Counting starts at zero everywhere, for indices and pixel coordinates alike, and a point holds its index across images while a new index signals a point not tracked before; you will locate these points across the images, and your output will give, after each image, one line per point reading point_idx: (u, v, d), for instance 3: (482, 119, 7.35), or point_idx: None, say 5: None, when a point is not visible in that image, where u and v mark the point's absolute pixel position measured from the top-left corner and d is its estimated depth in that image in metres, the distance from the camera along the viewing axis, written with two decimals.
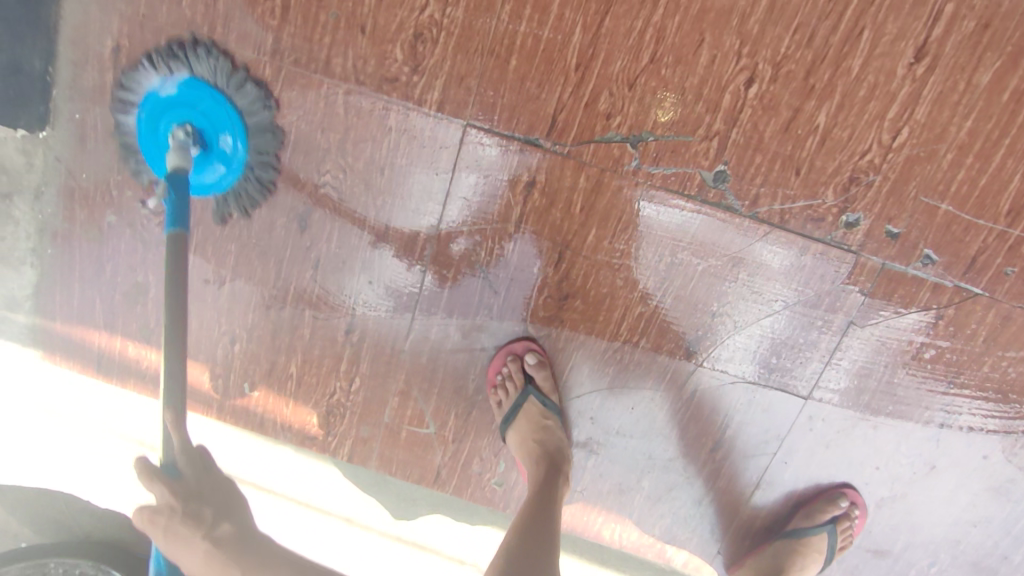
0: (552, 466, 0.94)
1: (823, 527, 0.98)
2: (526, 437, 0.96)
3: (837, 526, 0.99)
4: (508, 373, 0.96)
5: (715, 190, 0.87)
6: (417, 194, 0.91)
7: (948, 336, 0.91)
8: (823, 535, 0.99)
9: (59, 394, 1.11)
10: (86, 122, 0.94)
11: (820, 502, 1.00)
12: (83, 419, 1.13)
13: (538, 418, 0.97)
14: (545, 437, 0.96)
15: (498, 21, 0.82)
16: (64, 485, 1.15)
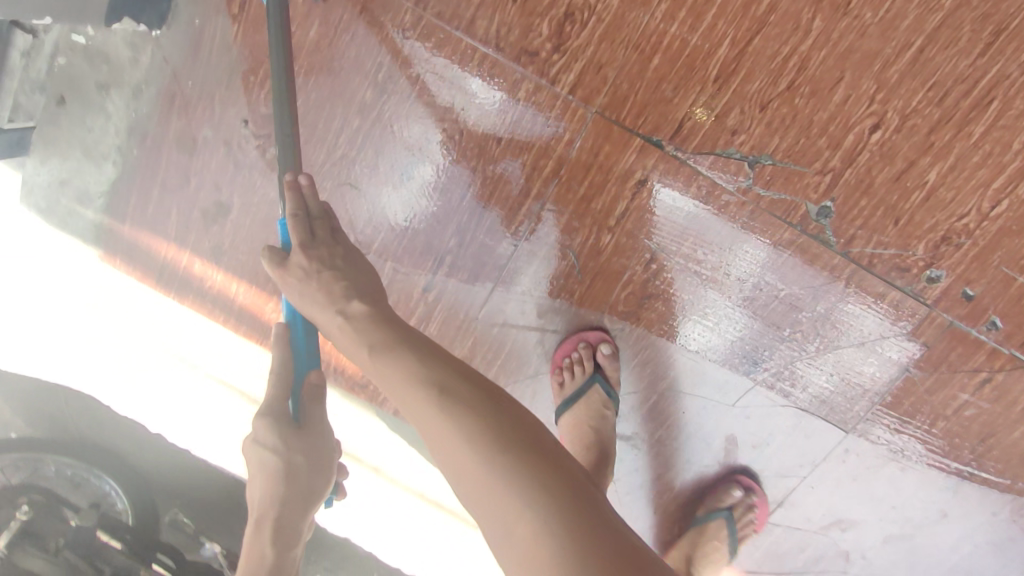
0: (602, 453, 1.00)
1: (721, 514, 1.05)
2: (582, 422, 1.01)
3: (735, 514, 1.05)
4: (578, 357, 1.00)
5: (816, 223, 0.90)
6: (528, 170, 0.93)
7: (990, 399, 0.97)
8: (722, 523, 1.06)
9: (111, 296, 1.12)
10: (204, 31, 0.91)
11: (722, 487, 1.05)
12: (127, 323, 1.14)
13: (598, 406, 1.02)
14: (601, 425, 1.01)
15: (650, 17, 0.83)
16: (92, 384, 1.16)
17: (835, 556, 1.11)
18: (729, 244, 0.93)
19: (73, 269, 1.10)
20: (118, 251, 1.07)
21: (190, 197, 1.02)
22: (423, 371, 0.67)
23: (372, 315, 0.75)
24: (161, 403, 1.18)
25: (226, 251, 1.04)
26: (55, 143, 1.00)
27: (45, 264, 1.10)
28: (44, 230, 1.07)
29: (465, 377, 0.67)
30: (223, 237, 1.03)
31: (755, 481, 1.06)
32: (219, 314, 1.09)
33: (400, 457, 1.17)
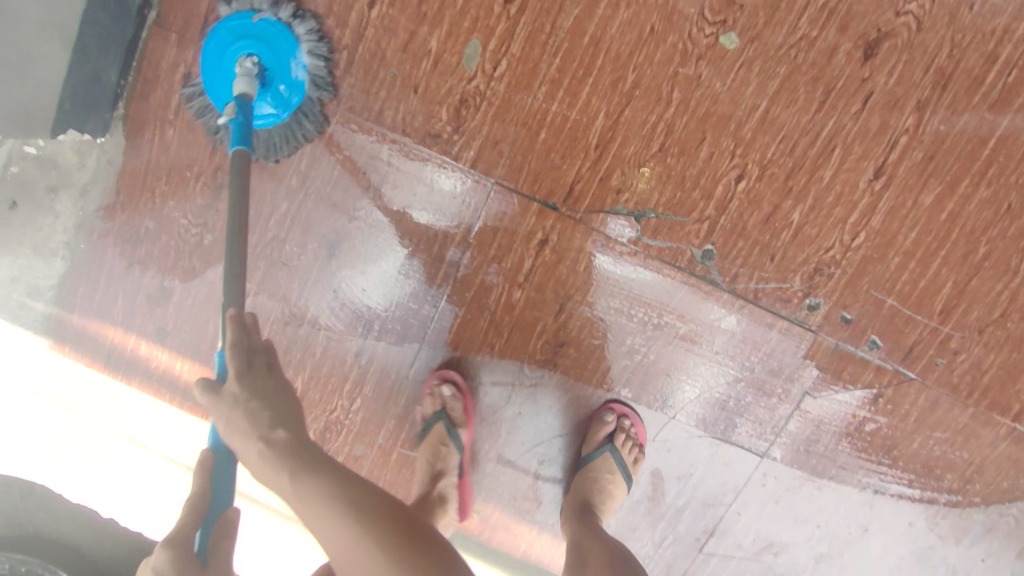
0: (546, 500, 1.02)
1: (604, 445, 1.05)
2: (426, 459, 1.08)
3: (617, 443, 1.05)
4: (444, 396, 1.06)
5: (702, 265, 1.00)
6: (440, 237, 1.02)
7: (886, 413, 1.04)
8: (607, 454, 1.05)
9: (61, 383, 1.16)
10: (144, 136, 1.02)
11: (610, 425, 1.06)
12: (75, 410, 1.17)
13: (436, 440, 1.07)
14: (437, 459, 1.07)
15: (533, 98, 0.95)
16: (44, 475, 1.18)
17: None
18: (628, 281, 1.02)
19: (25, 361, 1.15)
20: (68, 339, 1.13)
21: (135, 284, 1.09)
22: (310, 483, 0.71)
23: (297, 449, 0.72)
24: (114, 487, 1.20)
25: (170, 331, 1.11)
26: (6, 242, 1.07)
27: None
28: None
29: (386, 515, 0.73)
30: (166, 319, 1.11)
31: (629, 407, 1.07)
32: (165, 394, 1.15)
33: None
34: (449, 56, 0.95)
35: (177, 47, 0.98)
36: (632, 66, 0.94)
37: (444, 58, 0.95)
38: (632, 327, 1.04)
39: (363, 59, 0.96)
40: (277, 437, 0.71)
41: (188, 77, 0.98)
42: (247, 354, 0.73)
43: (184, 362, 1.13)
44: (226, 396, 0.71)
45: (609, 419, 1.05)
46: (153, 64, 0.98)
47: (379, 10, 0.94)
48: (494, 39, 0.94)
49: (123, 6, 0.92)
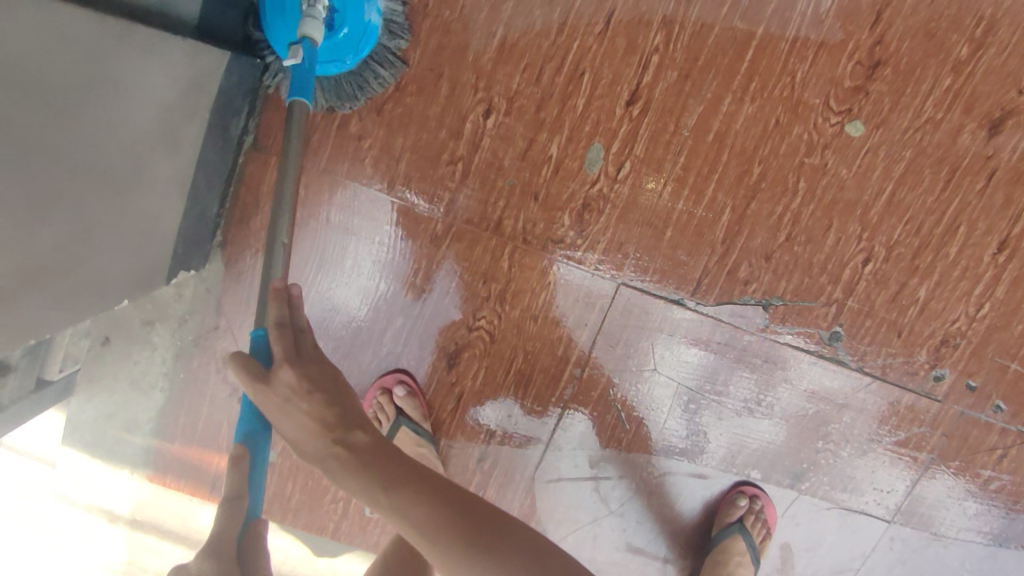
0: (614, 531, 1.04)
1: (732, 527, 1.03)
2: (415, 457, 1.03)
3: (746, 524, 1.03)
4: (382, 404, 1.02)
5: (830, 346, 1.00)
6: (566, 339, 0.99)
7: (1010, 471, 1.06)
8: (737, 537, 1.03)
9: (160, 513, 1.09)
10: (246, 262, 0.97)
11: (729, 503, 1.05)
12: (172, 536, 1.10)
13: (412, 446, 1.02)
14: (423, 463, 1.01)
15: (659, 198, 0.93)
16: None
17: None
18: (714, 357, 1.01)
19: (121, 499, 1.08)
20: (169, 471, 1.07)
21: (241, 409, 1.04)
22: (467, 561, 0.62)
23: (360, 455, 0.67)
24: None
25: (280, 452, 1.08)
26: (104, 378, 1.03)
27: (92, 498, 1.08)
28: (91, 464, 1.06)
29: (454, 503, 0.67)
30: (274, 441, 1.08)
31: (759, 488, 1.06)
32: (276, 514, 1.09)
33: None
34: (571, 161, 0.92)
35: None
36: (758, 159, 0.92)
37: (565, 163, 0.92)
38: (699, 407, 1.03)
39: (479, 169, 0.92)
40: (354, 438, 0.68)
41: None
42: (344, 420, 0.68)
43: (296, 481, 1.09)
44: (277, 387, 0.64)
45: (739, 504, 1.04)
46: (255, 191, 0.94)
47: (495, 119, 0.90)
48: (617, 142, 0.91)
49: (228, 139, 0.87)
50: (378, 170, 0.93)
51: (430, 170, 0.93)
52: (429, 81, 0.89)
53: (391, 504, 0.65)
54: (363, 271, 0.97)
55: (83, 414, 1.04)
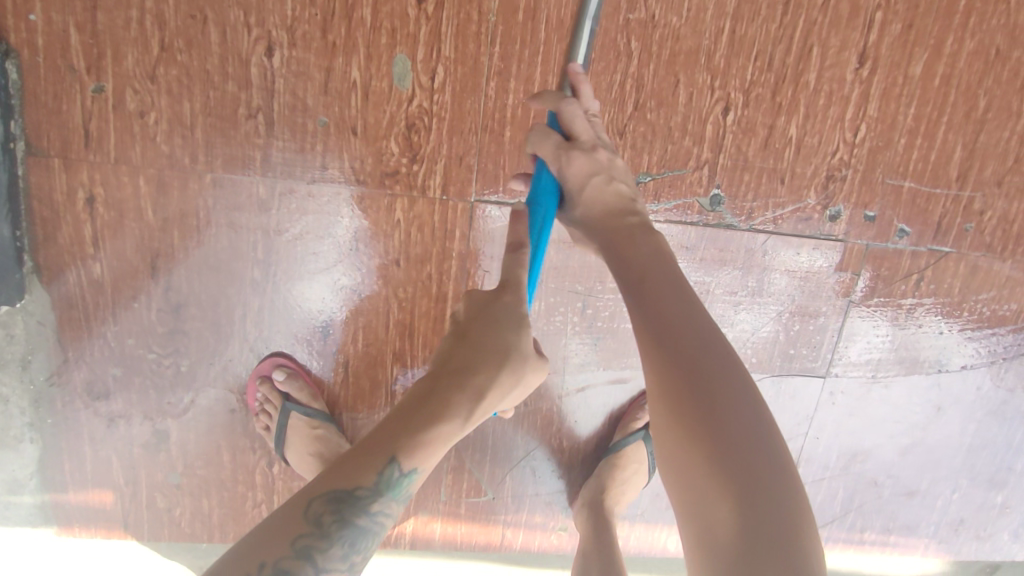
0: None
1: (636, 435, 1.02)
2: (304, 454, 0.96)
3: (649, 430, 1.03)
4: (265, 396, 0.95)
5: (713, 212, 0.93)
6: (437, 276, 0.92)
7: (931, 293, 1.01)
8: (640, 443, 1.02)
9: (87, 558, 1.04)
10: (69, 282, 0.88)
11: (631, 412, 1.03)
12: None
13: (307, 431, 0.95)
14: (323, 449, 0.95)
15: (485, 98, 0.84)
16: None
17: (865, 486, 1.14)
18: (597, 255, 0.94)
19: (39, 557, 1.02)
20: (73, 521, 1.00)
21: (124, 438, 0.97)
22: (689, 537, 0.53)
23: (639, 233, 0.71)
24: None
25: (182, 473, 0.99)
26: None
27: (7, 567, 1.02)
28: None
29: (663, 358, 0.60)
30: (173, 462, 0.99)
31: None
32: (200, 533, 1.02)
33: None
34: (378, 82, 0.82)
35: (66, 172, 0.83)
36: None
37: (373, 85, 0.82)
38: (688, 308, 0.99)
39: (281, 114, 0.83)
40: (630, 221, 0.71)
41: (94, 202, 0.84)
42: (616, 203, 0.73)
43: (211, 496, 1.01)
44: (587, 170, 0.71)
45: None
46: (48, 202, 0.84)
47: (282, 56, 0.80)
48: (421, 48, 0.82)
49: None
50: (176, 145, 0.83)
51: (231, 131, 0.83)
52: (193, 31, 0.79)
53: (675, 357, 0.58)
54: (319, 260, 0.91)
55: None
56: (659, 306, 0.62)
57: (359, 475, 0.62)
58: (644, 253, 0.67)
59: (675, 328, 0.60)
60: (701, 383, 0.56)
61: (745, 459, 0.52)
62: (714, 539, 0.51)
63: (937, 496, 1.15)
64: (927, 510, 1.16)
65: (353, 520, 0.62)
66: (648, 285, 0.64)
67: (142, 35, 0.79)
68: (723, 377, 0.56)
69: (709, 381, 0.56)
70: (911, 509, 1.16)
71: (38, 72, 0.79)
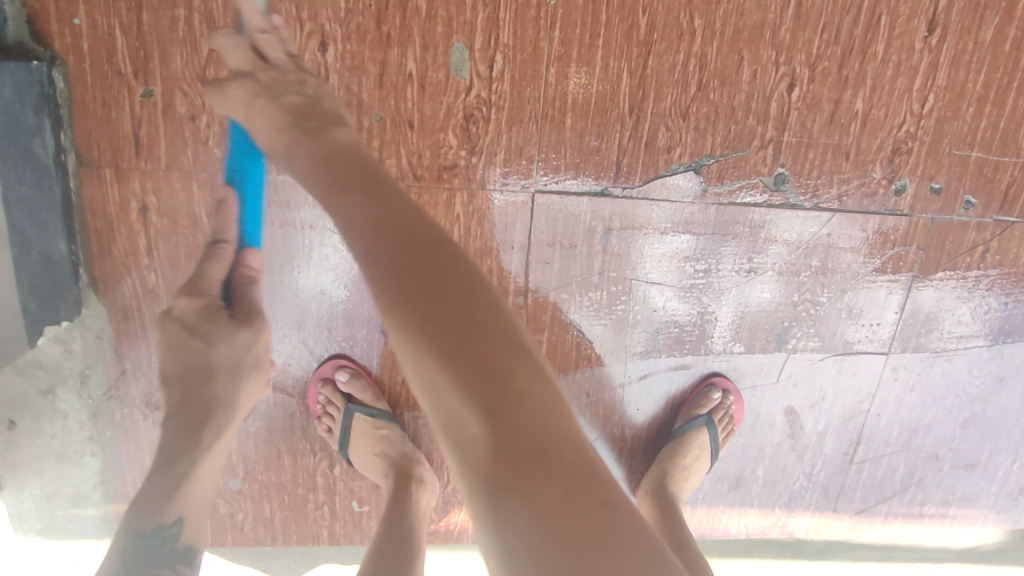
0: (401, 477, 0.93)
1: (699, 420, 0.99)
2: (368, 454, 0.95)
3: (713, 416, 0.99)
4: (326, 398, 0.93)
5: (777, 192, 0.91)
6: (496, 270, 0.90)
7: (996, 264, 0.99)
8: (703, 429, 0.99)
9: None
10: (124, 294, 0.86)
11: (695, 399, 1.00)
12: None
13: (371, 431, 0.94)
14: (386, 448, 0.94)
15: (545, 85, 0.81)
16: None
17: (926, 460, 1.13)
18: (659, 240, 0.91)
19: None
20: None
21: None
22: (484, 495, 0.46)
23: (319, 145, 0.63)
24: None
25: (244, 479, 0.98)
26: (25, 463, 0.93)
27: None
28: (54, 549, 0.99)
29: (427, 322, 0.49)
30: (233, 468, 0.97)
31: (730, 380, 1.01)
32: (264, 537, 1.02)
33: None
34: (435, 73, 0.79)
35: (118, 180, 0.80)
36: (641, 7, 0.80)
37: (430, 77, 0.79)
38: (743, 284, 0.96)
39: None
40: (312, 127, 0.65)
41: (147, 211, 0.82)
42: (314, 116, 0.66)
43: (273, 500, 1.00)
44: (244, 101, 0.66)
45: (715, 396, 0.99)
46: (100, 212, 0.81)
47: (335, 50, 0.77)
48: (479, 36, 0.79)
49: (35, 164, 0.75)
50: (229, 148, 0.81)
51: None
52: None
53: (430, 311, 0.49)
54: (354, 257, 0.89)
55: (19, 505, 0.95)
56: (414, 263, 0.52)
57: (179, 429, 0.69)
58: (394, 212, 0.56)
59: (426, 275, 0.51)
60: (473, 354, 0.48)
61: (533, 444, 0.46)
62: (510, 500, 0.44)
63: (997, 467, 1.15)
64: (986, 481, 1.16)
65: (168, 526, 0.69)
66: (413, 244, 0.53)
67: (191, 36, 0.76)
68: (501, 353, 0.49)
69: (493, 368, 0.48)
70: (970, 481, 1.15)
71: (87, 78, 0.76)
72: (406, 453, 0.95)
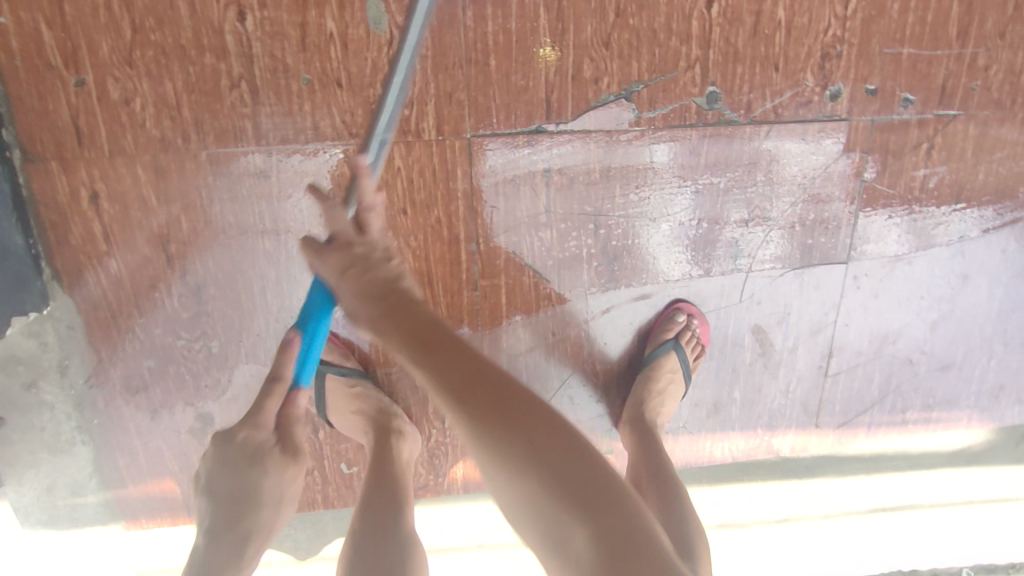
0: (381, 430, 0.96)
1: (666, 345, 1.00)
2: (345, 412, 0.98)
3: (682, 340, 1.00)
4: None
5: (712, 111, 0.91)
6: (442, 220, 0.92)
7: (944, 160, 1.00)
8: (671, 354, 1.00)
9: (155, 550, 1.08)
10: (89, 283, 0.90)
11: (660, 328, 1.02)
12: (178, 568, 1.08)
13: (346, 390, 0.97)
14: (362, 405, 0.97)
15: (464, 29, 0.83)
16: None
17: (901, 366, 1.14)
18: (602, 171, 0.92)
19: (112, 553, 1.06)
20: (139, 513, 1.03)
21: (171, 427, 0.99)
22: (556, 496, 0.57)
23: None
24: None
25: None
26: (21, 458, 0.97)
27: (83, 566, 1.06)
28: (63, 539, 1.04)
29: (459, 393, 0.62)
30: None
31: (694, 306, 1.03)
32: None
33: None
34: (354, 30, 0.81)
35: (65, 172, 0.84)
36: None
37: (350, 34, 0.81)
38: (703, 209, 0.97)
39: (265, 79, 0.82)
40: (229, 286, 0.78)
41: (98, 199, 0.85)
42: None
43: None
44: None
45: (679, 320, 1.01)
46: (54, 204, 0.85)
47: (255, 19, 0.79)
48: None
49: None
50: (166, 128, 0.83)
51: (218, 103, 0.83)
52: (162, 8, 0.78)
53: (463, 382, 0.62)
54: (319, 221, 0.90)
55: (25, 498, 1.00)
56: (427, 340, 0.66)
57: None
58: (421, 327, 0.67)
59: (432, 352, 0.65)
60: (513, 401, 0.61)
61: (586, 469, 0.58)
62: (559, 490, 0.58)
63: (972, 365, 1.16)
64: (963, 381, 1.17)
65: None
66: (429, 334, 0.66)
67: (112, 21, 0.78)
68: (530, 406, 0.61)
69: (571, 463, 0.58)
70: (949, 382, 1.17)
71: (19, 75, 0.79)
72: (382, 406, 0.98)
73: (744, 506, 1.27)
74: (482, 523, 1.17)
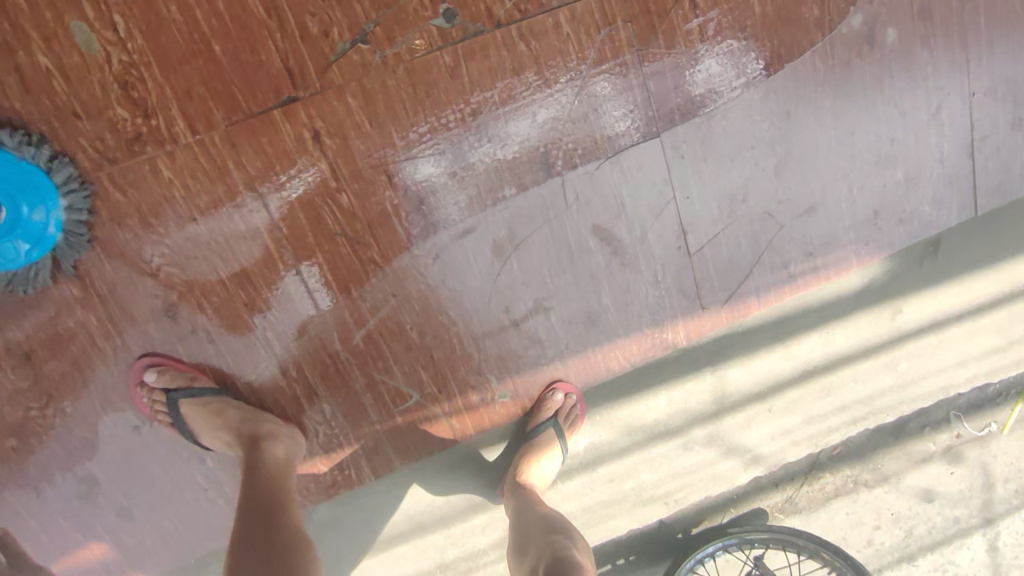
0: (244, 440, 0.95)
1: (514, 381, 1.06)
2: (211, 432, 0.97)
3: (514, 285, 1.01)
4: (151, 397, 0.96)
5: (454, 27, 0.91)
6: (234, 216, 0.93)
7: (711, 6, 0.99)
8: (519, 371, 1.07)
9: None
10: None
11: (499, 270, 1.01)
12: None
13: (204, 410, 0.96)
14: (223, 420, 0.96)
15: (175, 25, 0.84)
16: None
17: (763, 222, 1.12)
18: (370, 120, 0.92)
19: None
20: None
21: (59, 497, 1.00)
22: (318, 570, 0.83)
23: None
24: None
25: (130, 505, 1.02)
26: None
27: None
28: None
29: None
30: (114, 499, 1.02)
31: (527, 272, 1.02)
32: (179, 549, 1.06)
33: (449, 481, 1.18)
34: (69, 58, 0.83)
35: None
36: None
37: (67, 63, 0.83)
38: (488, 126, 0.96)
39: None
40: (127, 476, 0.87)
41: None
42: None
43: (167, 512, 1.04)
44: None
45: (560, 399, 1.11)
46: None
47: None
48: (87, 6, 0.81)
49: None
50: None
51: None
52: None
53: None
54: (116, 253, 0.92)
55: None
56: None
57: None
58: None
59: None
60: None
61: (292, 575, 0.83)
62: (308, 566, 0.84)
63: (834, 199, 1.15)
64: (833, 218, 1.16)
65: None
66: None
67: None
68: None
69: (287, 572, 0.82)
70: (819, 223, 1.15)
71: None
72: (246, 415, 0.97)
73: (672, 411, 1.23)
74: (407, 499, 1.18)
